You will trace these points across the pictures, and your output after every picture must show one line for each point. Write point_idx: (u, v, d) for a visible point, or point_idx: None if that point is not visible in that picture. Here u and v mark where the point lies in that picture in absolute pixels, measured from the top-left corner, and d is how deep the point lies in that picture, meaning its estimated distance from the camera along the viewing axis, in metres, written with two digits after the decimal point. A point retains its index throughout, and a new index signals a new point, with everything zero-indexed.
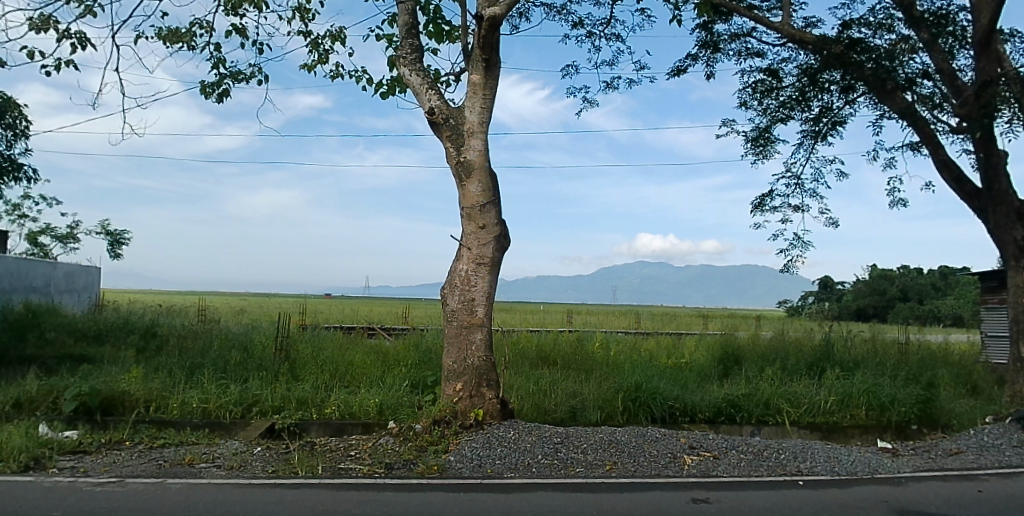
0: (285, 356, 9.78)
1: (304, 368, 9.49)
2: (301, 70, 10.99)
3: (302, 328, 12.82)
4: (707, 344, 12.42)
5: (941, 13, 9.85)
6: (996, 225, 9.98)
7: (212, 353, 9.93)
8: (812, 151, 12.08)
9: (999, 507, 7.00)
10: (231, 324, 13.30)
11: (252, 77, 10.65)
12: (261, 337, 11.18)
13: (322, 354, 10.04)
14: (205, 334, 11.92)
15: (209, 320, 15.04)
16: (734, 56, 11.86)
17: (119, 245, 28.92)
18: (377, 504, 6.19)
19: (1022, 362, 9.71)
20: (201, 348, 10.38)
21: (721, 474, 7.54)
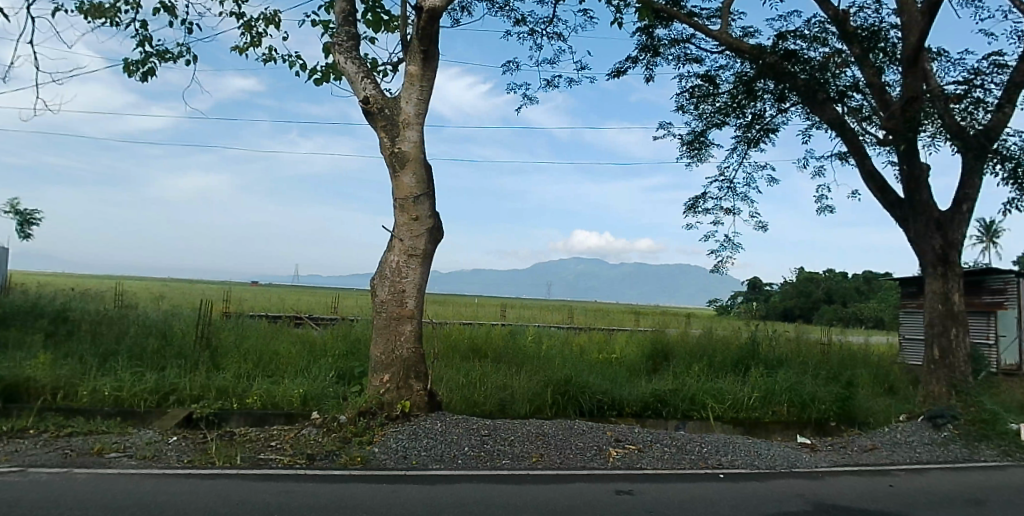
0: (205, 343, 9.52)
1: (225, 357, 9.28)
2: (233, 52, 10.68)
3: (225, 316, 12.48)
4: (638, 340, 12.56)
5: (872, 29, 10.07)
6: (916, 234, 10.31)
7: (127, 340, 9.60)
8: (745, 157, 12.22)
9: (906, 503, 7.40)
10: (149, 309, 12.86)
11: (180, 57, 10.32)
12: (180, 324, 10.84)
13: (245, 343, 9.83)
14: (121, 320, 11.48)
15: (125, 306, 14.49)
16: (673, 61, 11.90)
17: (28, 225, 27.66)
18: (295, 495, 6.12)
19: (935, 364, 10.12)
20: (114, 334, 10.01)
21: (645, 466, 7.74)
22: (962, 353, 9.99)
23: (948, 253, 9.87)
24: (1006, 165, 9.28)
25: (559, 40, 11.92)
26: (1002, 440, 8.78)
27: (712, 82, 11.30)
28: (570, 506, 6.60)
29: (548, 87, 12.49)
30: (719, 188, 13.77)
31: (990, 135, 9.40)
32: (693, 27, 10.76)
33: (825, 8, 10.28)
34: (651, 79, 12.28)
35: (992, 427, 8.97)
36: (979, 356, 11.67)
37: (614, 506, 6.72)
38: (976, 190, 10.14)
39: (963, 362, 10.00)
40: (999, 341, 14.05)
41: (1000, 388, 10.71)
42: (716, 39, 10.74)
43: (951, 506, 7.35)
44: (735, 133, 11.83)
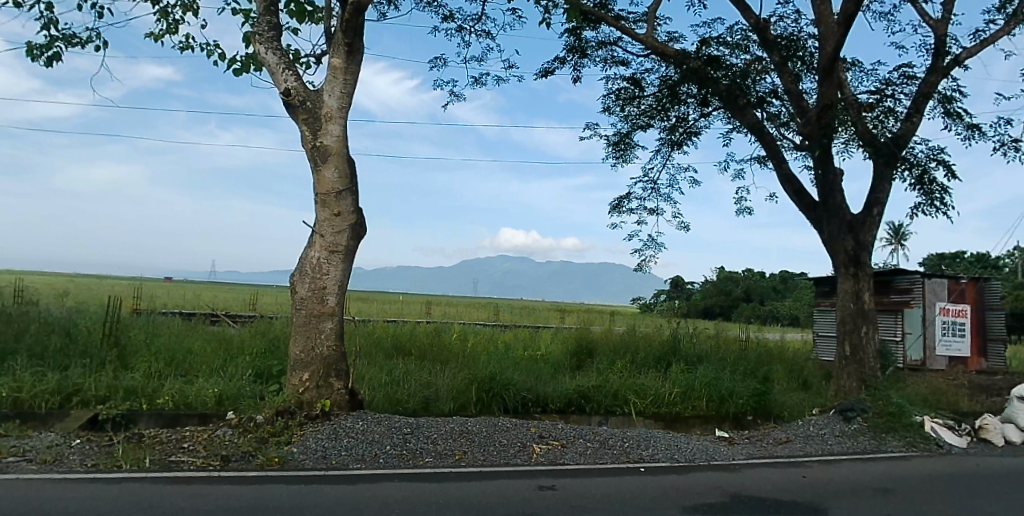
0: (114, 341, 9.15)
1: (135, 356, 8.97)
2: (147, 39, 10.25)
3: (135, 313, 11.99)
4: (563, 337, 12.68)
5: (791, 38, 10.39)
6: (830, 236, 10.75)
7: (27, 338, 9.13)
8: (668, 159, 12.45)
9: (818, 493, 7.73)
10: (50, 304, 12.24)
11: (88, 42, 9.85)
12: (86, 322, 10.37)
13: (157, 342, 9.51)
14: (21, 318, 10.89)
15: (24, 303, 13.74)
16: (600, 63, 12.00)
17: None
18: (207, 498, 5.95)
19: (846, 360, 10.58)
20: (12, 332, 9.50)
21: (568, 462, 7.85)
22: (871, 349, 10.48)
23: (859, 254, 10.33)
24: (913, 171, 9.75)
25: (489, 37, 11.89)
26: (907, 432, 9.28)
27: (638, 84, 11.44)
28: (494, 503, 6.64)
29: (477, 84, 12.44)
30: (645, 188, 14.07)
31: (899, 143, 9.84)
32: (620, 30, 10.88)
33: (746, 16, 10.55)
34: (579, 80, 12.37)
35: (898, 419, 9.46)
36: (887, 351, 12.28)
37: (536, 502, 6.77)
38: (885, 194, 10.61)
39: (872, 357, 10.49)
40: (906, 338, 14.81)
41: (905, 382, 11.31)
42: (641, 42, 10.89)
43: (859, 495, 7.73)
44: (659, 135, 12.04)
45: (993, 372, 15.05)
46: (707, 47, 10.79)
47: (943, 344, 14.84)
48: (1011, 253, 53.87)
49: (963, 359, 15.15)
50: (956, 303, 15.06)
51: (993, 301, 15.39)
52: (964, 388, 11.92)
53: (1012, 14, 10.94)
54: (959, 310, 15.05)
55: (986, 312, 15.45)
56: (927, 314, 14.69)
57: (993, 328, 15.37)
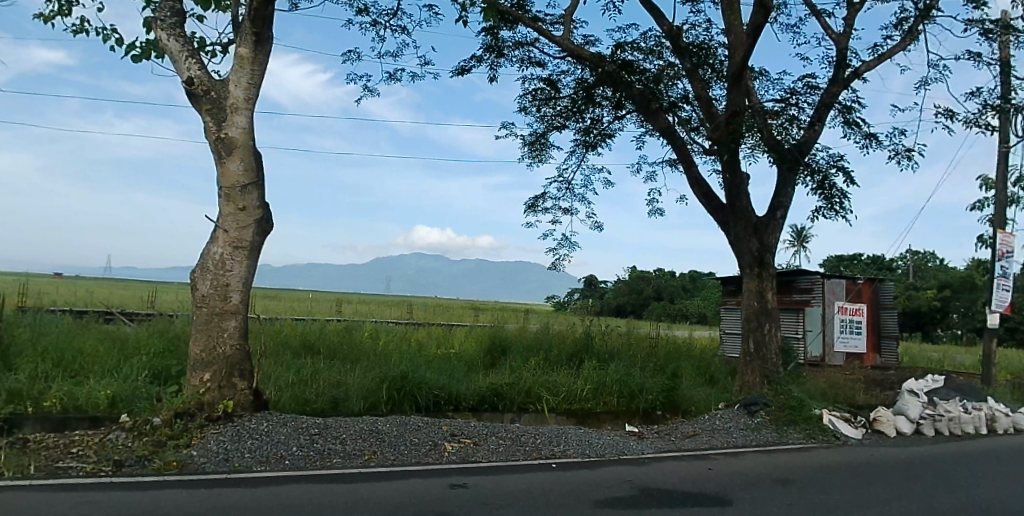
0: None
1: (19, 356, 8.52)
2: (35, 20, 9.63)
3: (18, 311, 11.27)
4: (477, 335, 12.70)
5: (702, 46, 10.71)
6: (736, 237, 11.17)
7: None
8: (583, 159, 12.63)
9: (723, 484, 8.04)
10: None
11: None
12: None
13: (43, 341, 9.00)
14: None
15: None
16: (516, 63, 12.04)
17: None
18: (99, 505, 5.66)
19: (750, 356, 11.02)
20: None
21: (480, 459, 7.89)
22: (773, 346, 10.97)
23: (763, 255, 10.79)
24: (814, 177, 10.25)
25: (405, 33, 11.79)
26: (807, 424, 9.77)
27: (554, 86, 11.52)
28: (404, 502, 6.60)
29: (393, 80, 12.28)
30: (560, 188, 14.26)
31: (801, 150, 10.30)
32: (537, 31, 10.94)
33: (660, 23, 10.80)
34: (496, 79, 12.38)
35: (799, 413, 9.93)
36: (789, 348, 12.89)
37: (446, 501, 6.75)
38: (788, 198, 11.10)
39: (774, 354, 10.99)
40: (807, 335, 15.51)
41: (805, 377, 11.88)
42: (558, 44, 10.98)
43: (761, 486, 8.08)
44: (574, 136, 12.18)
45: (885, 367, 16.04)
46: (622, 52, 10.98)
47: (842, 341, 15.68)
48: (904, 256, 57.50)
49: (859, 355, 16.03)
50: (853, 302, 15.93)
51: (886, 301, 16.41)
52: (860, 382, 12.63)
53: (908, 31, 11.56)
54: (856, 309, 15.93)
55: (881, 312, 16.44)
56: (826, 312, 15.47)
57: (886, 326, 16.36)
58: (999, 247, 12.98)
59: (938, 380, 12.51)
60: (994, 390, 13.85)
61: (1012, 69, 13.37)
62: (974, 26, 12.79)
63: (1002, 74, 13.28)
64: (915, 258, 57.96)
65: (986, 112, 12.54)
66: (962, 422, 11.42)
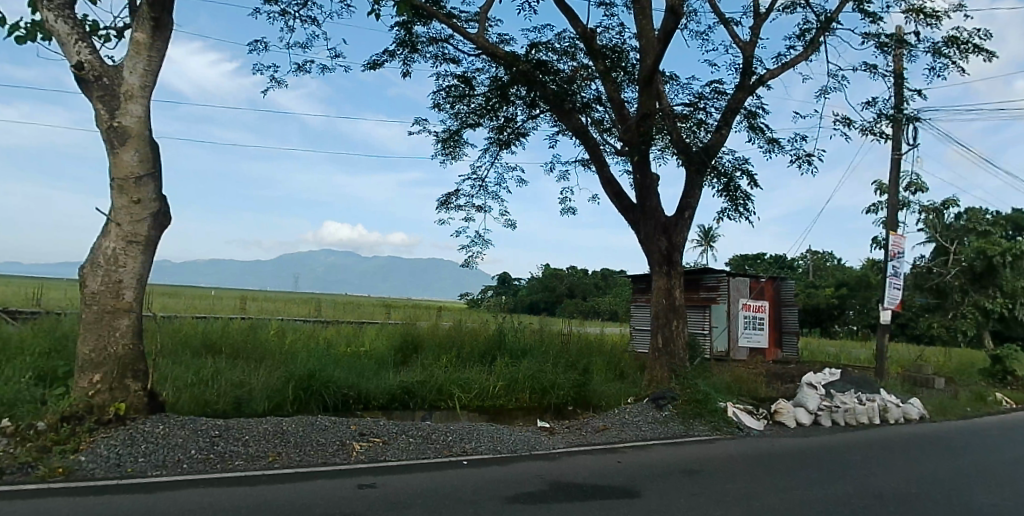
0: None
1: None
2: None
3: None
4: (389, 332, 12.57)
5: (615, 49, 10.98)
6: (646, 236, 11.49)
7: None
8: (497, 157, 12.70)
9: (631, 477, 8.25)
10: None
11: None
12: None
13: None
14: None
15: None
16: (431, 59, 12.00)
17: None
18: None
19: (659, 351, 11.38)
20: None
21: (389, 458, 7.84)
22: (681, 341, 11.38)
23: (671, 254, 11.15)
24: (720, 179, 10.81)
25: (316, 25, 11.58)
26: (712, 416, 10.16)
27: (468, 83, 11.52)
28: (309, 503, 6.45)
29: (304, 72, 12.02)
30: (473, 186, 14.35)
31: (708, 153, 10.72)
32: (452, 28, 10.94)
33: (574, 25, 11.00)
34: (409, 76, 12.33)
35: (705, 406, 10.33)
36: (696, 343, 13.42)
37: (354, 501, 6.64)
38: (695, 199, 11.48)
39: (681, 349, 11.40)
40: (712, 331, 16.20)
41: (711, 371, 12.36)
42: (472, 42, 11.00)
43: (669, 477, 8.34)
44: (488, 134, 12.25)
45: (787, 361, 16.86)
46: (536, 51, 11.11)
47: (746, 336, 16.38)
48: (805, 255, 60.53)
49: (762, 350, 16.78)
50: (756, 299, 16.66)
51: (788, 298, 17.24)
52: (763, 376, 13.23)
53: (810, 42, 12.15)
54: (759, 306, 16.66)
55: (782, 309, 17.27)
56: (731, 309, 16.15)
57: (787, 322, 17.20)
58: (891, 247, 13.85)
59: (835, 373, 13.23)
60: (886, 382, 14.78)
61: (904, 81, 14.29)
62: (871, 40, 13.57)
63: (895, 85, 14.17)
64: (816, 258, 61.20)
65: (881, 121, 13.33)
66: (857, 412, 12.14)
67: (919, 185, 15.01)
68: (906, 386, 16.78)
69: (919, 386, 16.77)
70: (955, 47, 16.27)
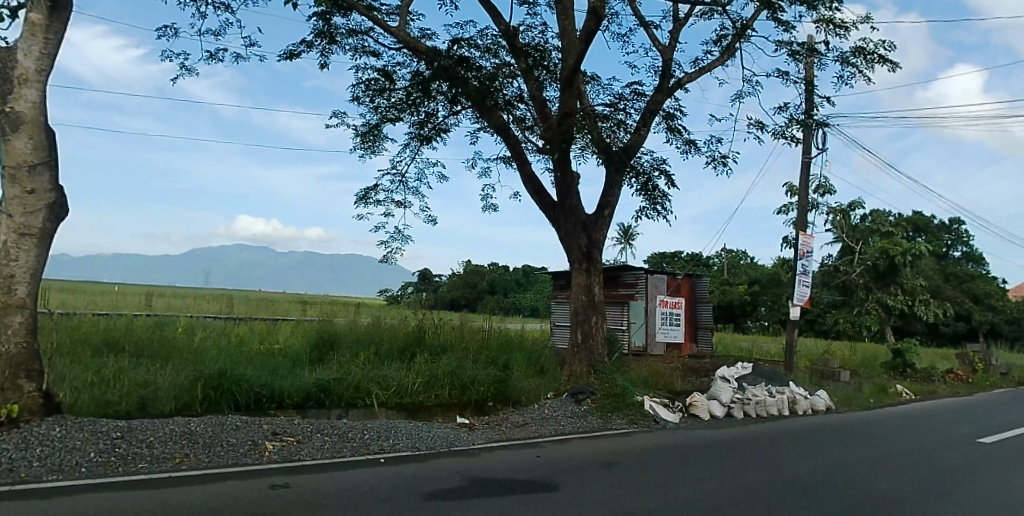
0: None
1: None
2: None
3: None
4: (304, 329, 12.31)
5: (537, 48, 11.10)
6: (566, 233, 11.69)
7: None
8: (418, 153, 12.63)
9: (549, 471, 8.36)
10: None
11: None
12: None
13: None
14: None
15: None
16: (350, 52, 11.82)
17: None
18: None
19: (578, 347, 11.61)
20: None
21: (303, 457, 7.70)
22: (599, 336, 11.65)
23: (590, 251, 11.38)
24: (639, 178, 11.30)
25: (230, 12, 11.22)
26: (629, 410, 10.44)
27: (388, 77, 11.41)
28: (219, 505, 6.24)
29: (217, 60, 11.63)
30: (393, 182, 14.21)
31: (627, 152, 11.00)
32: (372, 21, 10.80)
33: (497, 23, 11.06)
34: (328, 68, 12.11)
35: (622, 400, 10.60)
36: (615, 339, 13.75)
37: (266, 502, 6.47)
38: (615, 197, 11.73)
39: (600, 344, 11.67)
40: (630, 326, 16.67)
41: (629, 366, 12.70)
42: (393, 35, 10.90)
43: (587, 470, 8.49)
44: (409, 129, 12.16)
45: (702, 355, 17.49)
46: (458, 47, 11.10)
47: (663, 332, 16.90)
48: (720, 253, 63.05)
49: (678, 345, 17.29)
50: (673, 296, 17.22)
51: (703, 295, 17.87)
52: (679, 370, 13.67)
53: (726, 47, 12.60)
54: (675, 302, 17.12)
55: (698, 305, 17.88)
56: (648, 305, 16.63)
57: (702, 318, 17.82)
58: (800, 247, 14.54)
59: (747, 367, 13.80)
60: (795, 375, 15.52)
61: (814, 88, 15.00)
62: (783, 48, 14.18)
63: (806, 92, 14.85)
64: (730, 256, 63.79)
65: (792, 126, 13.95)
66: (767, 404, 12.68)
67: (827, 188, 15.80)
68: (814, 379, 17.65)
69: (826, 379, 17.68)
70: (862, 57, 17.20)
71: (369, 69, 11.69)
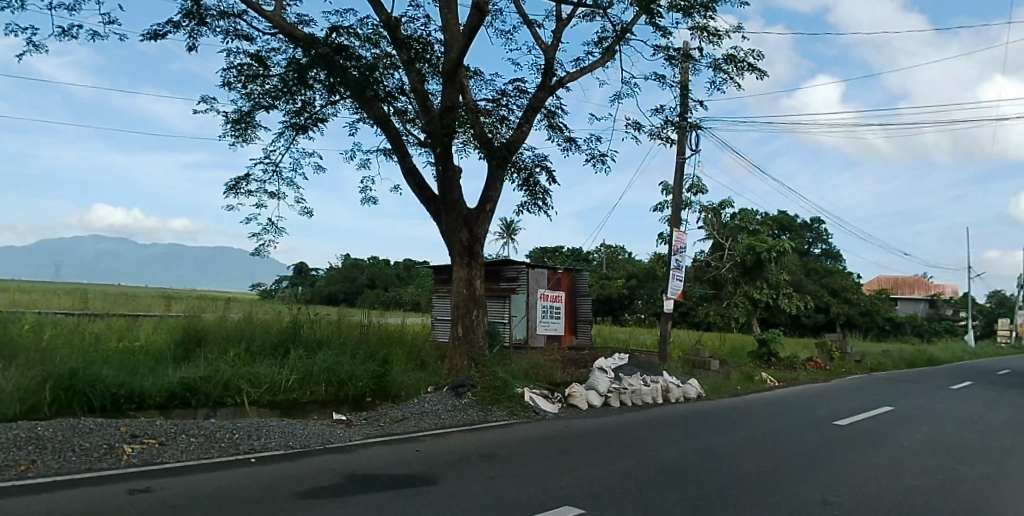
0: None
1: None
2: None
3: None
4: (170, 325, 11.62)
5: (420, 40, 11.09)
6: (447, 227, 11.75)
7: None
8: (294, 142, 12.26)
9: (429, 464, 8.38)
10: None
11: None
12: None
13: None
14: None
15: None
16: (221, 34, 11.30)
17: None
18: None
19: (459, 340, 11.74)
20: None
21: (166, 460, 7.30)
22: (479, 330, 11.82)
23: (471, 246, 11.50)
24: (521, 174, 11.56)
25: None
26: (509, 402, 10.66)
27: (262, 62, 11.00)
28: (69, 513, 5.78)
29: (69, 36, 10.76)
30: (267, 172, 13.67)
31: (509, 148, 11.22)
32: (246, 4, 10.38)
33: (378, 12, 10.94)
34: (196, 50, 11.51)
35: (502, 392, 10.81)
36: (497, 332, 13.96)
37: (125, 507, 6.08)
38: (496, 192, 11.92)
39: (480, 337, 11.85)
40: (512, 320, 16.98)
41: (510, 359, 12.94)
42: (268, 20, 10.53)
43: (467, 463, 8.59)
44: (284, 118, 11.77)
45: (580, 347, 18.10)
46: (337, 35, 10.88)
47: (543, 325, 17.34)
48: (599, 248, 65.42)
49: (558, 337, 17.82)
50: (553, 289, 17.68)
51: (582, 288, 18.48)
52: (559, 362, 14.07)
53: (606, 50, 13.06)
54: (555, 296, 17.66)
55: (577, 299, 18.44)
56: (529, 298, 17.01)
57: (581, 312, 18.42)
58: (674, 243, 15.33)
59: (623, 358, 14.43)
60: (669, 365, 16.38)
61: (688, 93, 15.85)
62: (661, 52, 14.87)
63: (681, 96, 15.66)
64: (609, 251, 66.40)
65: (667, 127, 14.67)
66: (641, 393, 13.31)
67: (699, 187, 16.74)
68: (687, 369, 18.69)
69: (697, 368, 18.78)
70: (732, 65, 18.35)
71: (242, 54, 11.22)
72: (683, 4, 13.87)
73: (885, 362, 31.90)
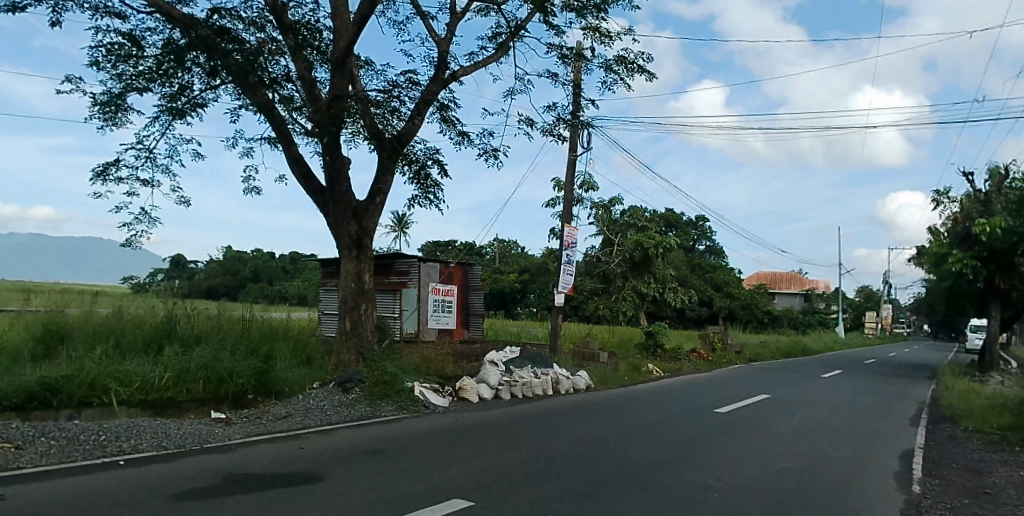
0: None
1: None
2: None
3: None
4: (26, 321, 10.71)
5: (307, 26, 10.82)
6: (335, 220, 11.56)
7: None
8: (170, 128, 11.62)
9: (314, 461, 8.25)
10: None
11: None
12: None
13: None
14: None
15: None
16: (88, 10, 10.53)
17: None
18: None
19: (347, 334, 11.64)
20: None
21: (22, 465, 6.78)
22: (368, 324, 11.76)
23: (359, 239, 11.39)
24: (412, 167, 11.53)
25: None
26: (398, 396, 10.67)
27: (136, 42, 10.35)
28: None
29: None
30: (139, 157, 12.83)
31: (400, 140, 11.17)
32: None
33: None
34: (59, 25, 10.66)
35: (391, 387, 10.80)
36: (386, 326, 13.88)
37: None
38: (386, 185, 11.86)
39: (368, 331, 11.80)
40: (403, 314, 16.89)
41: (399, 353, 12.90)
42: None
43: (354, 458, 8.52)
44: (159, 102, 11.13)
45: (472, 340, 18.28)
46: (219, 17, 10.42)
47: (435, 319, 17.36)
48: (493, 242, 65.92)
49: (449, 331, 17.91)
50: (445, 283, 17.72)
51: (474, 283, 18.64)
52: (450, 356, 14.16)
53: (500, 45, 13.23)
54: (447, 290, 17.69)
55: (470, 293, 18.58)
56: (420, 292, 16.96)
57: (473, 305, 18.59)
58: (565, 238, 15.77)
59: (515, 351, 14.72)
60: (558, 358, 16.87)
61: (580, 92, 16.32)
62: (554, 51, 15.23)
63: (573, 94, 16.12)
64: (503, 245, 67.08)
65: (559, 125, 15.05)
66: (531, 385, 13.64)
67: (590, 184, 17.29)
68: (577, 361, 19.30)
69: (587, 360, 19.43)
70: (623, 67, 19.05)
71: (112, 31, 10.51)
72: (576, 4, 14.27)
73: (759, 352, 34.21)
